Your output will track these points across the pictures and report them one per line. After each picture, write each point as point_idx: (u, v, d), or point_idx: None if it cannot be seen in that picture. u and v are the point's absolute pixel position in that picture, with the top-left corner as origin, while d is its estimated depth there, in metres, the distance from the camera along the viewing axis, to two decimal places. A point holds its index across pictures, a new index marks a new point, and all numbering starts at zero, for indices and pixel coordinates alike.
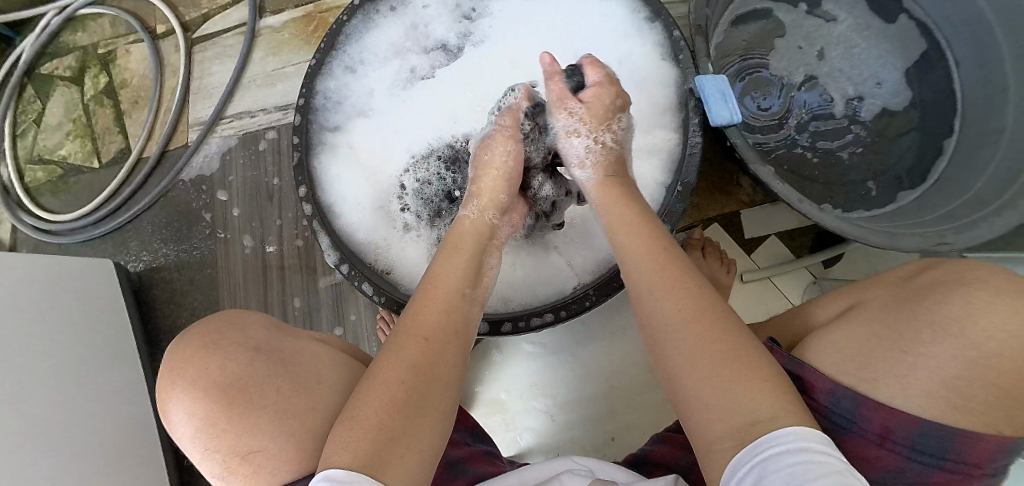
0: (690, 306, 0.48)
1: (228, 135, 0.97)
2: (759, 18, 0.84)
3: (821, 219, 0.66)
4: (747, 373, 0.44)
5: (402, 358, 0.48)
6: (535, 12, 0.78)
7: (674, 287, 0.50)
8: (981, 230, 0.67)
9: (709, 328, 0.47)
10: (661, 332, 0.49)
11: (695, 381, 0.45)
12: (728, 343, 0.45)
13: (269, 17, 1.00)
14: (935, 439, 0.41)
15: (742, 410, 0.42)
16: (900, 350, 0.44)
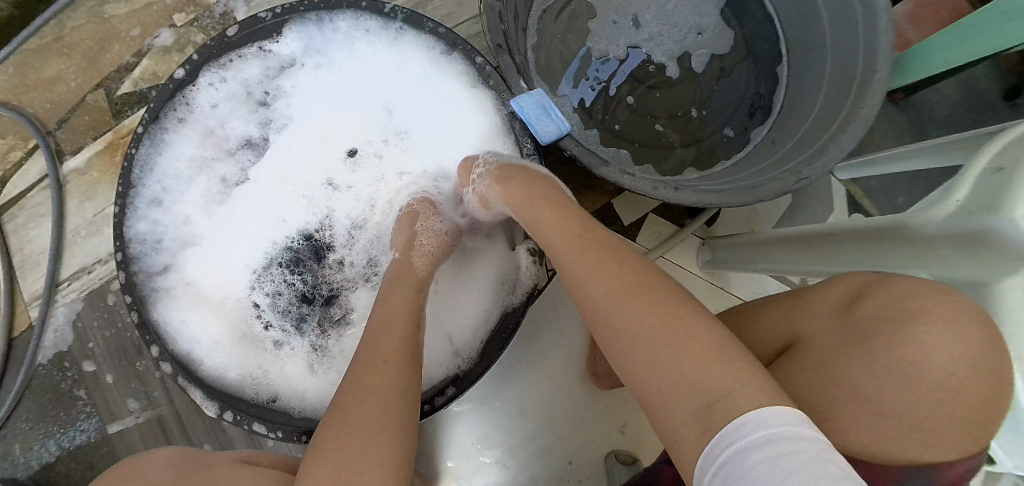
0: (621, 282, 0.46)
1: (71, 299, 0.88)
2: (566, 6, 0.80)
3: (681, 198, 0.61)
4: (701, 348, 0.40)
5: (368, 379, 0.49)
6: (328, 79, 0.73)
7: (601, 266, 0.48)
8: (833, 152, 0.62)
9: (644, 299, 0.44)
10: (600, 310, 0.46)
11: (648, 368, 0.42)
12: (669, 320, 0.42)
13: (71, 159, 0.90)
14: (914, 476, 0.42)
15: (700, 390, 0.39)
16: (870, 369, 0.43)
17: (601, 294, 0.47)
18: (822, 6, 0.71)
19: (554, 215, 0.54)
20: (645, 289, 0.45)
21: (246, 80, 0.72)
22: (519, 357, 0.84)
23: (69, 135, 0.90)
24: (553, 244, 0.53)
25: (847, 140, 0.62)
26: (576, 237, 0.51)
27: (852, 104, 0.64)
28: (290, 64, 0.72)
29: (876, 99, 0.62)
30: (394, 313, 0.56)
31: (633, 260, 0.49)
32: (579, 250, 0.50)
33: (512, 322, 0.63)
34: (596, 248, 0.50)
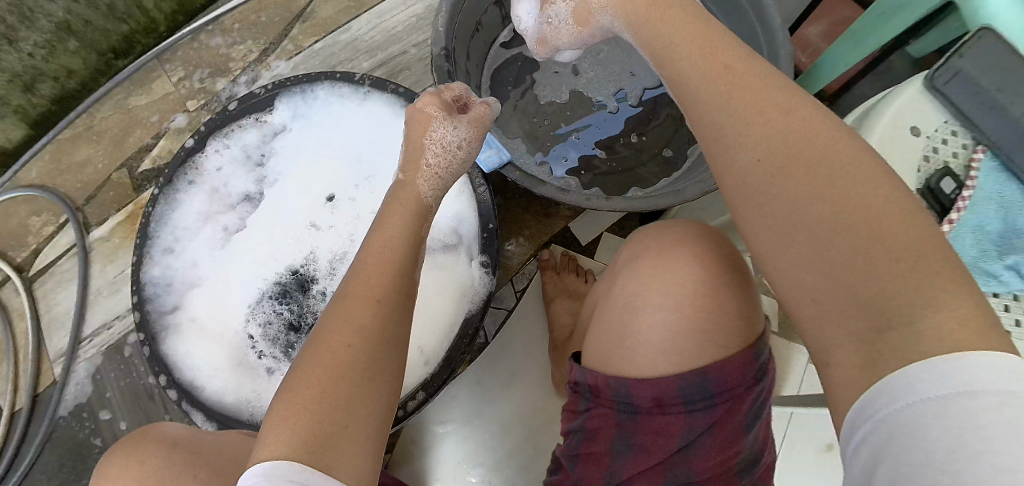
0: (787, 152, 0.41)
1: (92, 354, 0.97)
2: (514, 64, 0.96)
3: (611, 206, 0.74)
4: (884, 253, 0.35)
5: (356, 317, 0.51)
6: (314, 137, 0.84)
7: (760, 133, 0.42)
8: None
9: (813, 183, 0.39)
10: (741, 180, 0.43)
11: (800, 264, 0.39)
12: (839, 215, 0.37)
13: (96, 228, 1.02)
14: (694, 387, 0.48)
15: (863, 302, 0.36)
16: (633, 317, 0.51)
17: (753, 167, 0.42)
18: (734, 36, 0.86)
19: (709, 58, 0.49)
20: (822, 158, 0.39)
21: (245, 145, 0.84)
22: (495, 375, 0.88)
23: (96, 208, 1.03)
24: (703, 106, 0.47)
25: None
26: (747, 95, 0.44)
27: None
28: (282, 129, 0.84)
29: None
30: (383, 255, 0.57)
31: (807, 108, 0.42)
32: (743, 108, 0.44)
33: (474, 329, 0.71)
34: (761, 106, 0.43)
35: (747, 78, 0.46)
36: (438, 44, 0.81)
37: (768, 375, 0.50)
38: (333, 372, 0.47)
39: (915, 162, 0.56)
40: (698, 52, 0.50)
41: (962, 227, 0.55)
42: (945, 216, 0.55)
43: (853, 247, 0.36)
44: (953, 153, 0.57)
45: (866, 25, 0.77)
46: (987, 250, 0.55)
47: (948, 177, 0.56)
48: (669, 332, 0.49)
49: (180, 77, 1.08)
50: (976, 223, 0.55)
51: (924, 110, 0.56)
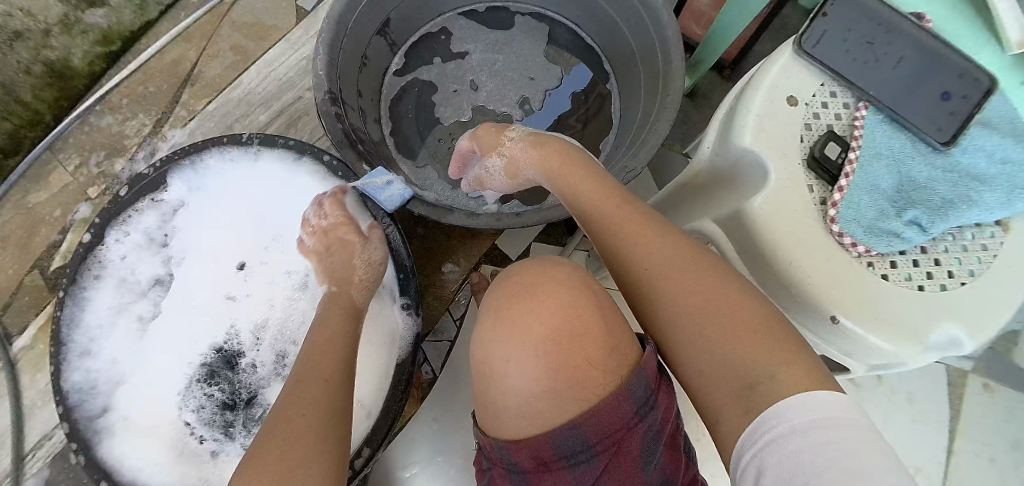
0: (668, 260, 0.53)
1: (38, 467, 0.93)
2: (413, 89, 0.94)
3: (524, 221, 0.72)
4: (746, 330, 0.48)
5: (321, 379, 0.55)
6: (215, 207, 0.82)
7: (645, 249, 0.54)
8: (652, 140, 0.74)
9: (688, 280, 0.51)
10: (632, 282, 0.54)
11: (689, 343, 0.50)
12: (711, 307, 0.49)
13: (18, 338, 0.98)
14: (573, 439, 0.47)
15: (738, 371, 0.47)
16: (499, 377, 0.51)
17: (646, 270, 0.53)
18: (621, 22, 0.85)
19: (601, 195, 0.60)
20: (693, 262, 0.52)
21: (146, 228, 0.81)
22: (449, 410, 0.87)
23: (14, 317, 0.99)
24: (600, 230, 0.59)
25: (662, 126, 0.74)
26: (631, 220, 0.57)
27: (663, 95, 0.77)
28: (181, 205, 0.82)
29: (677, 85, 0.75)
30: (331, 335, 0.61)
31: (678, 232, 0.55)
32: (630, 228, 0.56)
33: (408, 371, 0.71)
34: (644, 228, 0.55)
35: (626, 204, 0.58)
36: (321, 90, 0.75)
37: (658, 406, 0.49)
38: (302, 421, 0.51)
39: (797, 131, 0.51)
40: (592, 183, 0.62)
41: (858, 187, 0.49)
42: (836, 183, 0.50)
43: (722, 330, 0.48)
44: (835, 116, 0.52)
45: None
46: (884, 209, 0.49)
47: (832, 140, 0.51)
48: (532, 387, 0.50)
49: (76, 165, 1.04)
50: (870, 181, 0.49)
51: (796, 76, 0.52)
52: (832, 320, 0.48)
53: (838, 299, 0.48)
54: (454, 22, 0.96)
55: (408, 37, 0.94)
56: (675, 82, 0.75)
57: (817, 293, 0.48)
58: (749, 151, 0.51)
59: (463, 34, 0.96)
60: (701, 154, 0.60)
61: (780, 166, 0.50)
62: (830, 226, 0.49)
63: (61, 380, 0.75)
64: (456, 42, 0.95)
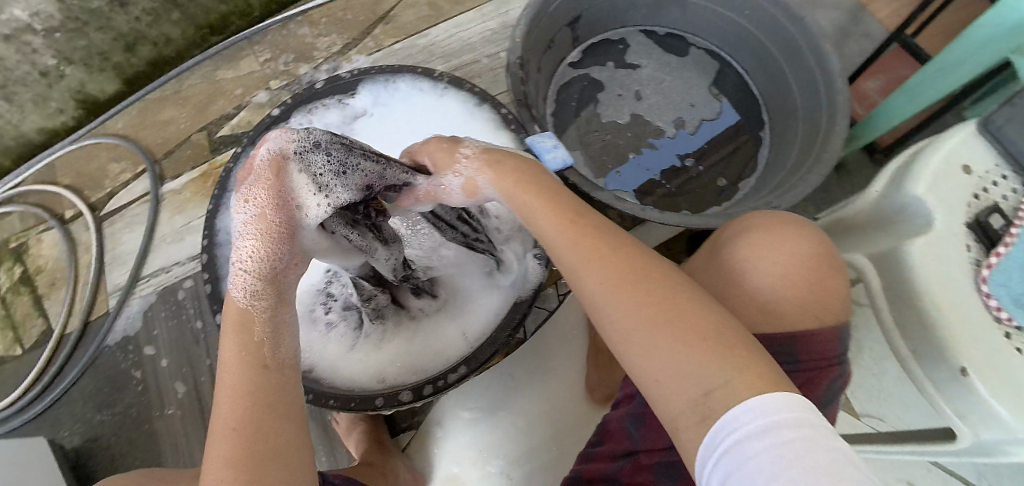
0: (616, 273, 0.50)
1: (146, 294, 1.02)
2: (580, 83, 0.98)
3: (665, 219, 0.79)
4: (701, 339, 0.46)
5: (225, 407, 0.47)
6: (389, 125, 0.92)
7: (590, 269, 0.51)
8: (799, 188, 0.79)
9: (637, 294, 0.49)
10: (589, 294, 0.51)
11: (642, 353, 0.47)
12: (659, 321, 0.47)
13: (170, 181, 1.09)
14: (784, 351, 0.52)
15: (689, 380, 0.45)
16: (731, 295, 0.55)
17: (597, 289, 0.50)
18: (792, 80, 0.91)
19: (537, 201, 0.58)
20: (640, 273, 0.50)
21: (326, 123, 0.90)
22: (526, 375, 0.94)
23: (172, 163, 1.10)
24: (552, 250, 0.56)
25: (810, 180, 0.79)
26: (574, 241, 0.54)
27: (818, 149, 0.82)
28: (363, 113, 0.91)
29: (835, 147, 0.79)
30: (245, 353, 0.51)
31: (624, 242, 0.53)
32: (577, 250, 0.53)
33: (520, 314, 0.75)
34: (591, 240, 0.53)
35: (570, 217, 0.55)
36: (514, 54, 0.83)
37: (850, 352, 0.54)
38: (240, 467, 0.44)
39: (967, 197, 0.58)
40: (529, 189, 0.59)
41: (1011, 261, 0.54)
42: (993, 247, 0.56)
43: (683, 337, 0.46)
44: (1003, 195, 0.58)
45: (921, 83, 0.81)
46: None
47: (997, 213, 0.58)
48: (762, 308, 0.54)
49: (266, 58, 1.16)
50: None
51: (972, 150, 0.59)
52: (961, 372, 0.53)
53: (971, 354, 0.53)
54: (632, 36, 1.00)
55: (588, 37, 0.98)
56: (834, 143, 0.79)
57: (951, 342, 0.54)
58: (918, 201, 0.59)
59: (638, 49, 1.00)
60: (864, 198, 0.68)
61: (945, 221, 0.57)
62: (979, 286, 0.55)
63: (216, 217, 0.86)
64: (630, 54, 1.00)
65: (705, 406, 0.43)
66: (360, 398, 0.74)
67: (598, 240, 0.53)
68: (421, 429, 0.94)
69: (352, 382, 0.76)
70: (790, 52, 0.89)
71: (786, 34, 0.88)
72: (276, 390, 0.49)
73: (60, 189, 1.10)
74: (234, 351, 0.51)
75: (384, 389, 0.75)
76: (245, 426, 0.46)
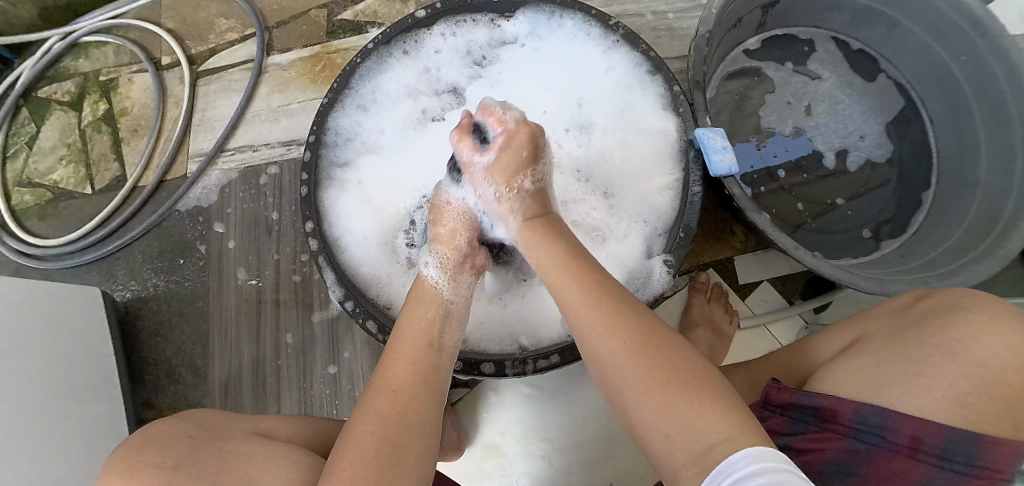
0: (635, 340, 0.48)
1: (228, 167, 0.97)
2: (749, 76, 0.87)
3: (816, 265, 0.66)
4: (694, 393, 0.44)
5: (373, 410, 0.48)
6: (541, 60, 0.83)
7: (613, 330, 0.49)
8: (964, 275, 0.68)
9: (642, 348, 0.47)
10: (589, 345, 0.50)
11: (648, 409, 0.45)
12: (669, 377, 0.45)
13: (278, 55, 1.01)
14: (962, 445, 0.44)
15: (693, 434, 0.43)
16: (908, 374, 0.49)
17: (614, 356, 0.48)
18: (984, 148, 0.78)
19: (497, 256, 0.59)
20: (621, 318, 0.49)
21: (472, 41, 0.84)
22: None
23: (284, 36, 1.02)
24: (555, 294, 0.54)
25: (979, 270, 0.68)
26: (587, 299, 0.51)
27: (996, 238, 0.70)
28: (512, 41, 0.84)
29: (1017, 243, 0.68)
30: (417, 327, 0.56)
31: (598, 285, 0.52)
32: (581, 294, 0.51)
33: None
34: (601, 299, 0.50)
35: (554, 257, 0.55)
36: (706, 26, 0.72)
37: None
38: (366, 483, 0.44)
39: None
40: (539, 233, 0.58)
41: None
42: None
43: (686, 392, 0.44)
44: None
45: None
46: None
47: None
48: (936, 399, 0.47)
49: None
50: None
51: None
52: None
53: None
54: (822, 42, 0.89)
55: (775, 28, 0.88)
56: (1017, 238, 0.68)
57: None
58: None
59: (823, 57, 0.89)
60: None
61: None
62: None
63: (326, 111, 0.78)
64: (813, 60, 0.88)
65: (707, 459, 0.41)
66: None
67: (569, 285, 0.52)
68: (476, 389, 0.86)
69: None
70: (996, 118, 0.76)
71: (998, 96, 0.75)
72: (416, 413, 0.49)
73: (163, 32, 1.03)
74: (399, 357, 0.53)
75: (464, 351, 0.69)
76: (383, 444, 0.46)
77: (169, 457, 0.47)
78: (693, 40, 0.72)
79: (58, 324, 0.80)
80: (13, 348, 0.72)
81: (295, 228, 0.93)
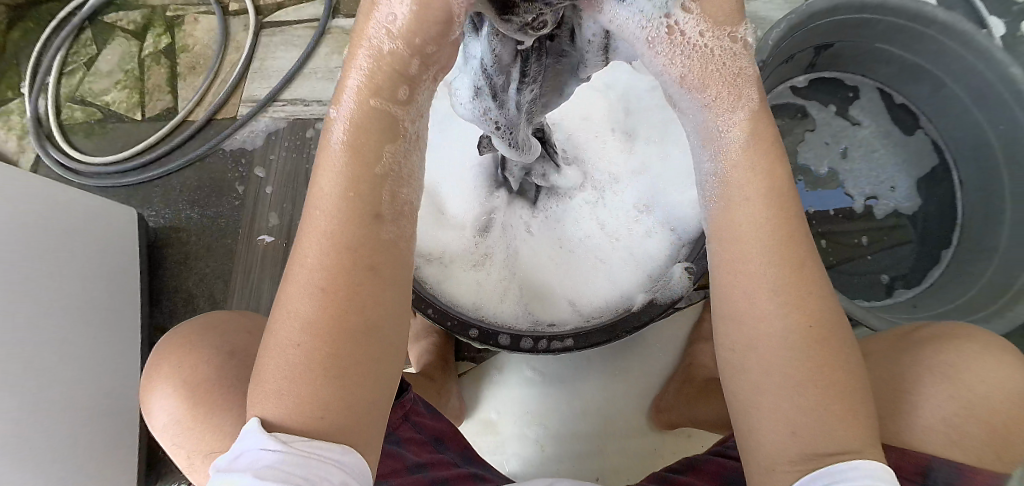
0: (803, 314, 0.37)
1: (278, 117, 1.00)
2: (792, 111, 0.91)
3: (832, 297, 0.69)
4: (839, 389, 0.37)
5: (310, 302, 0.35)
6: None
7: (780, 289, 0.36)
8: None
9: (809, 329, 0.37)
10: (743, 291, 0.37)
11: (783, 389, 0.37)
12: (811, 354, 0.37)
13: (342, 18, 1.04)
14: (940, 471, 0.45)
15: (823, 440, 0.37)
16: (898, 392, 0.49)
17: (770, 319, 0.37)
18: (1009, 217, 0.80)
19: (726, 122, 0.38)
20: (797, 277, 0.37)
21: None
22: (602, 367, 0.87)
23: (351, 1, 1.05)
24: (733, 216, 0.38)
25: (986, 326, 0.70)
26: (768, 240, 0.37)
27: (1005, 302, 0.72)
28: None
29: None
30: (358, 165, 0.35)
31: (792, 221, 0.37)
32: (767, 234, 0.36)
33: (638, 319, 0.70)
34: (794, 253, 0.37)
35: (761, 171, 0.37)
36: (761, 55, 0.74)
37: None
38: (317, 395, 0.35)
39: None
40: (769, 160, 0.37)
41: None
42: None
43: (824, 387, 0.37)
44: None
45: None
46: None
47: None
48: (924, 420, 0.47)
49: None
50: None
51: None
52: None
53: None
54: (867, 91, 0.92)
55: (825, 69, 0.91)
56: None
57: None
58: None
59: (866, 105, 0.92)
60: None
61: None
62: None
63: None
64: (857, 107, 0.92)
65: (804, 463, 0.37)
66: (458, 320, 0.69)
67: (766, 207, 0.37)
68: (481, 365, 0.87)
69: (455, 302, 0.72)
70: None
71: None
72: (389, 332, 0.37)
73: None
74: (324, 235, 0.35)
75: (480, 321, 0.71)
76: (321, 370, 0.35)
77: (228, 344, 0.51)
78: (747, 67, 0.75)
79: (93, 242, 0.83)
80: (47, 258, 0.75)
81: None
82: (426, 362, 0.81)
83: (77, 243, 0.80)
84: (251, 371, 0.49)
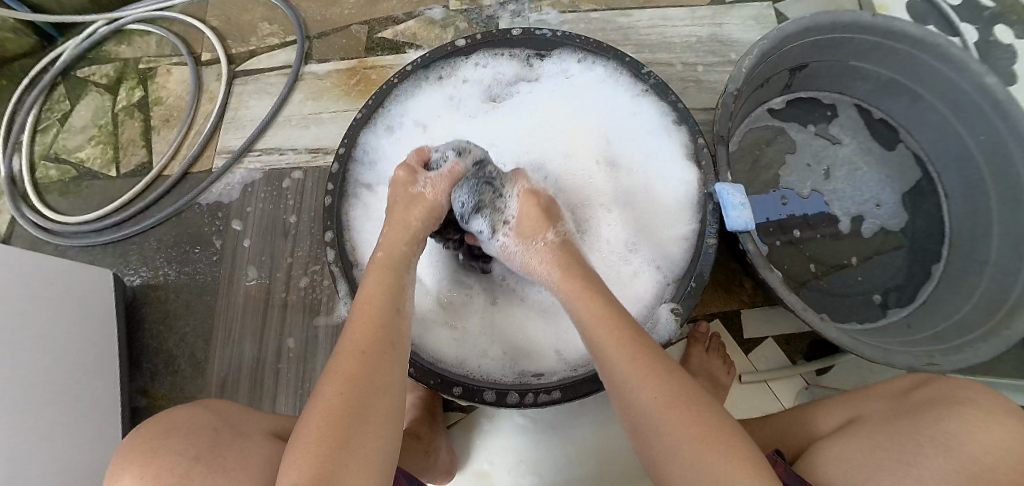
0: (668, 395, 0.49)
1: (253, 167, 0.98)
2: (772, 134, 0.90)
3: (823, 330, 0.66)
4: (719, 442, 0.46)
5: (327, 394, 0.48)
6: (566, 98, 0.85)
7: (654, 379, 0.50)
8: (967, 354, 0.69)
9: (687, 408, 0.48)
10: (627, 389, 0.51)
11: (686, 461, 0.46)
12: (691, 416, 0.47)
13: (315, 64, 1.04)
14: None
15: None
16: (902, 462, 0.47)
17: (646, 404, 0.49)
18: (998, 230, 0.79)
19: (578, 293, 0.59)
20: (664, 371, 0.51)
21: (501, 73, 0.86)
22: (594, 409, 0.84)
23: (323, 46, 1.04)
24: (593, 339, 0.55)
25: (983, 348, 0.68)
26: (628, 350, 0.52)
27: (1001, 319, 0.71)
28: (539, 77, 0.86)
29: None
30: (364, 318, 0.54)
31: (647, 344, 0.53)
32: (622, 348, 0.53)
33: None
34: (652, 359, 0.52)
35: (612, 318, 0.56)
36: (735, 84, 0.73)
37: None
38: (317, 468, 0.43)
39: None
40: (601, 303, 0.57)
41: None
42: None
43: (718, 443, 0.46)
44: None
45: None
46: None
47: None
48: None
49: None
50: None
51: None
52: None
53: None
54: (846, 108, 0.91)
55: (801, 89, 0.90)
56: None
57: None
58: None
59: (845, 123, 0.91)
60: None
61: None
62: None
63: (355, 126, 0.80)
64: (835, 125, 0.91)
65: None
66: (440, 379, 0.68)
67: (613, 329, 0.54)
68: (471, 415, 0.85)
69: (438, 359, 0.71)
70: (1010, 204, 0.77)
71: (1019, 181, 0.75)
72: (370, 414, 0.47)
73: (207, 28, 1.06)
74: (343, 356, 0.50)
75: (463, 377, 0.69)
76: (322, 447, 0.44)
77: (190, 448, 0.48)
78: (721, 96, 0.74)
79: (69, 307, 0.81)
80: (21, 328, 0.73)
81: (313, 232, 0.94)
82: (413, 418, 0.78)
83: (52, 310, 0.78)
84: (217, 473, 0.47)
